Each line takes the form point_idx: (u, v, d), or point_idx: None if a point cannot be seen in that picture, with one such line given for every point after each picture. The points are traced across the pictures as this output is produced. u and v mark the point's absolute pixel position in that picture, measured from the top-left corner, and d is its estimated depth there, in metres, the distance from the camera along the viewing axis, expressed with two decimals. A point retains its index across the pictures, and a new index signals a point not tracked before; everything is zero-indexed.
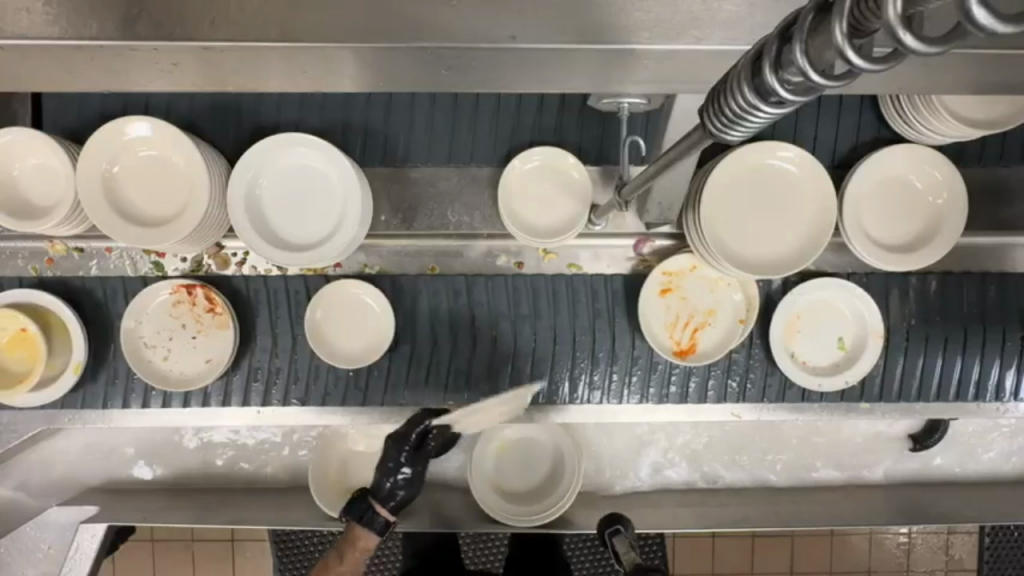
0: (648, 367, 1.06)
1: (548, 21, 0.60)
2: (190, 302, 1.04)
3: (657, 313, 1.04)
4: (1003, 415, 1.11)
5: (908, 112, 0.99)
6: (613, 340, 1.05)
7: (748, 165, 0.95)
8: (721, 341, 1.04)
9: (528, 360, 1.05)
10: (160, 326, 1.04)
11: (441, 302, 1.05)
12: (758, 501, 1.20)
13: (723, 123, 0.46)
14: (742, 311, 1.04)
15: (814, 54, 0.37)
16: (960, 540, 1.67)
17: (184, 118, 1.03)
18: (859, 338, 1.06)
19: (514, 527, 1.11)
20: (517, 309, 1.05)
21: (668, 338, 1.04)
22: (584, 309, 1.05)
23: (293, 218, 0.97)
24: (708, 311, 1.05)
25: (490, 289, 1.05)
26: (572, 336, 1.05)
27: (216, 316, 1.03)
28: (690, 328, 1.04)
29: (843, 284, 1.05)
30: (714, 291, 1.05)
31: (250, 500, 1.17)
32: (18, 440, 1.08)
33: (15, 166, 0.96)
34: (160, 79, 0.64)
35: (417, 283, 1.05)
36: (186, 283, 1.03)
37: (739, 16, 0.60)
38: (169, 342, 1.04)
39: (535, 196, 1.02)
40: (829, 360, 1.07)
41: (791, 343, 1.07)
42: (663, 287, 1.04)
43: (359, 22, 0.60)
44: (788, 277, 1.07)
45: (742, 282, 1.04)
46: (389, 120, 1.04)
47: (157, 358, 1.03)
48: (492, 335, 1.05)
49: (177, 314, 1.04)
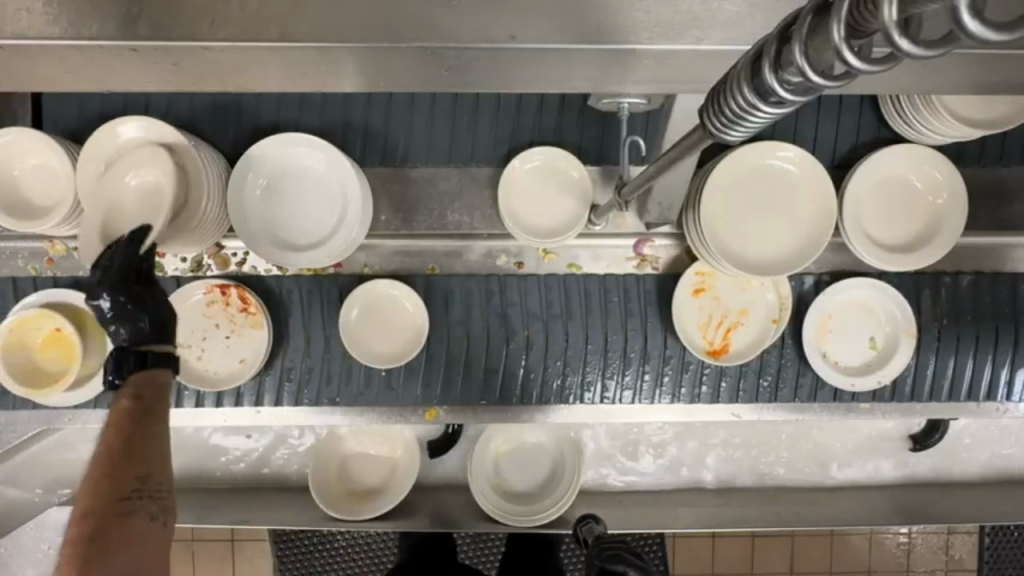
0: (678, 368, 1.06)
1: (549, 21, 0.60)
2: (223, 302, 1.04)
3: (689, 313, 1.05)
4: (1003, 415, 1.10)
5: (908, 112, 0.99)
6: (645, 340, 1.05)
7: (748, 165, 0.95)
8: (755, 340, 1.05)
9: (560, 360, 1.05)
10: (193, 325, 1.04)
11: (474, 302, 1.04)
12: (758, 501, 1.20)
13: (723, 123, 0.46)
14: (776, 310, 1.05)
15: (814, 54, 0.37)
16: (960, 540, 1.66)
17: (184, 118, 1.03)
18: (892, 337, 1.06)
19: (514, 527, 1.10)
20: (550, 310, 1.05)
21: (701, 338, 1.05)
22: (617, 309, 1.05)
23: (293, 219, 0.97)
24: (741, 311, 1.06)
25: (522, 289, 1.05)
26: (604, 336, 1.05)
27: (250, 316, 1.03)
28: (722, 328, 1.05)
29: (875, 285, 1.05)
30: (746, 290, 1.06)
31: (251, 501, 1.17)
32: (19, 440, 1.09)
33: (15, 166, 0.96)
34: (160, 79, 0.64)
35: (450, 282, 1.05)
36: (220, 283, 1.03)
37: (739, 16, 0.60)
38: (203, 342, 1.04)
39: (535, 195, 1.02)
40: (861, 360, 1.08)
41: (822, 343, 1.08)
42: (697, 287, 1.05)
43: (359, 21, 0.60)
44: (820, 276, 1.08)
45: (775, 282, 1.05)
46: (389, 119, 1.04)
47: (191, 358, 1.04)
48: (526, 335, 1.04)
49: (211, 313, 1.04)
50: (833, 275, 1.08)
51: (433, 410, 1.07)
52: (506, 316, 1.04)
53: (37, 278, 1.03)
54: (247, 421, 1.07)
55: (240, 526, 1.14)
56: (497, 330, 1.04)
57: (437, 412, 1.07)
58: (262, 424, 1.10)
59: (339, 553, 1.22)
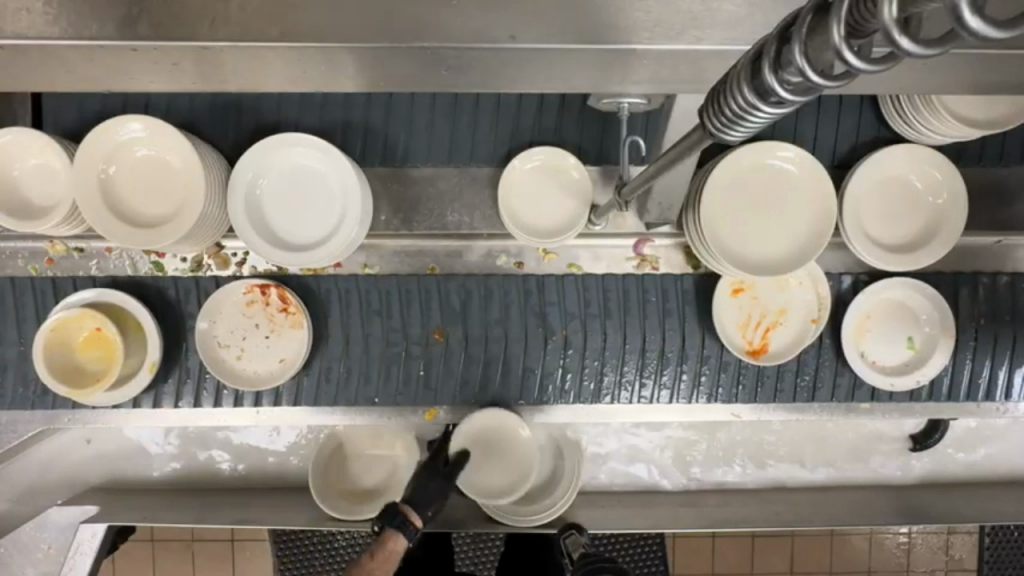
0: (717, 368, 1.06)
1: (548, 21, 0.60)
2: (263, 302, 1.04)
3: (730, 313, 1.04)
4: (1002, 415, 1.11)
5: (908, 112, 0.99)
6: (684, 340, 1.06)
7: (747, 165, 0.96)
8: (794, 339, 1.04)
9: (598, 360, 1.05)
10: (233, 325, 1.04)
11: (513, 304, 1.05)
12: (759, 500, 1.20)
13: (723, 123, 0.46)
14: (814, 310, 1.05)
15: (814, 54, 0.37)
16: (960, 540, 1.67)
17: (184, 118, 1.03)
18: (930, 338, 1.06)
19: (539, 519, 1.11)
20: (588, 310, 1.05)
21: (741, 338, 1.05)
22: (655, 309, 1.05)
23: (294, 219, 0.97)
24: (780, 311, 1.06)
25: (562, 291, 1.05)
26: (643, 336, 1.05)
27: (290, 316, 1.03)
28: (762, 328, 1.05)
29: (914, 284, 1.05)
30: (786, 290, 1.06)
31: (252, 501, 1.18)
32: (18, 440, 1.09)
33: (15, 166, 0.96)
34: (161, 80, 0.64)
35: (489, 281, 1.05)
36: (260, 283, 1.03)
37: (739, 16, 0.60)
38: (242, 342, 1.04)
39: (535, 195, 1.01)
40: (898, 360, 1.08)
41: (860, 343, 1.08)
42: (737, 287, 1.05)
43: (359, 22, 0.60)
44: (858, 276, 1.08)
45: (814, 281, 1.05)
46: (389, 120, 1.04)
47: (231, 357, 1.04)
48: (565, 335, 1.05)
49: (251, 314, 1.04)
50: (871, 275, 1.08)
51: (433, 410, 1.08)
52: (544, 317, 1.05)
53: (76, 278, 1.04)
54: (246, 420, 1.08)
55: (240, 526, 1.14)
56: (536, 330, 1.05)
57: (437, 412, 1.08)
58: (261, 424, 1.11)
59: (338, 553, 1.22)
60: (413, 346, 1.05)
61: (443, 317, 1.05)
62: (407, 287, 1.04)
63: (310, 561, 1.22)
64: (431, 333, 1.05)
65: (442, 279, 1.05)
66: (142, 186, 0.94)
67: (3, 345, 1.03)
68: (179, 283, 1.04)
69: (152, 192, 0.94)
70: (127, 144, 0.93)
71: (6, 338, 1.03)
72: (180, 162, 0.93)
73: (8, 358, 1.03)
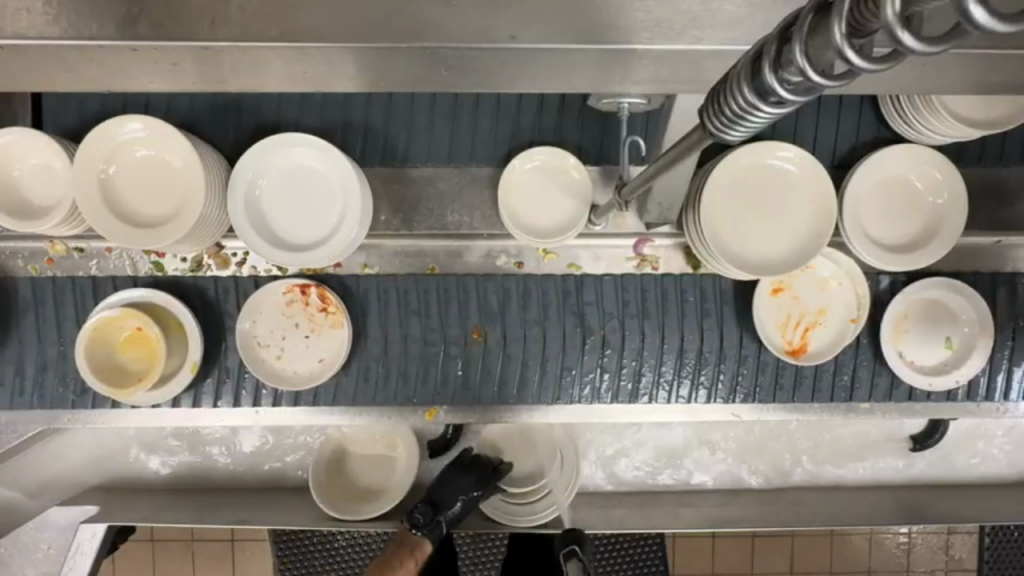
0: (755, 368, 1.07)
1: (548, 21, 0.60)
2: (303, 301, 1.04)
3: (769, 313, 1.05)
4: (1003, 415, 1.11)
5: (908, 112, 0.99)
6: (722, 339, 1.06)
7: (748, 165, 0.96)
8: (835, 340, 1.04)
9: (635, 360, 1.06)
10: (272, 326, 1.04)
11: (551, 302, 1.06)
12: (761, 501, 1.20)
13: (723, 123, 0.46)
14: (854, 309, 1.04)
15: (815, 53, 0.37)
16: (960, 540, 1.67)
17: (184, 117, 1.03)
18: (968, 338, 1.06)
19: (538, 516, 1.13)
20: (625, 309, 1.06)
21: (780, 338, 1.05)
22: (693, 309, 1.06)
23: (296, 219, 0.97)
24: (819, 311, 1.05)
25: (600, 290, 1.06)
26: (680, 336, 1.06)
27: (330, 315, 1.03)
28: (801, 328, 1.05)
29: (947, 283, 1.05)
30: (825, 291, 1.06)
31: (253, 501, 1.17)
32: (19, 440, 1.08)
33: (15, 166, 0.96)
34: (161, 79, 0.64)
35: (528, 281, 1.06)
36: (300, 283, 1.03)
37: (739, 16, 0.60)
38: (282, 342, 1.04)
39: (535, 196, 1.01)
40: (935, 360, 1.08)
41: (897, 343, 1.08)
42: (775, 287, 1.05)
43: (359, 22, 0.60)
44: (896, 276, 1.08)
45: (854, 281, 1.04)
46: (389, 120, 1.04)
47: (271, 357, 1.03)
48: (601, 336, 1.05)
49: (291, 313, 1.04)
50: (907, 275, 1.08)
51: (433, 410, 1.07)
52: (583, 316, 1.05)
53: (116, 278, 1.05)
54: (245, 421, 1.07)
55: (241, 526, 1.14)
56: (574, 330, 1.05)
57: (437, 412, 1.07)
58: (259, 424, 1.10)
59: (339, 553, 1.22)
60: (451, 346, 1.05)
61: (481, 317, 1.05)
62: (445, 287, 1.05)
63: (309, 561, 1.22)
64: (469, 333, 1.05)
65: (479, 278, 1.05)
66: (142, 187, 0.94)
67: (44, 345, 1.05)
68: (218, 283, 1.05)
69: (151, 192, 0.94)
70: (127, 144, 0.93)
71: (45, 338, 1.05)
72: (180, 163, 0.94)
73: (48, 358, 1.05)
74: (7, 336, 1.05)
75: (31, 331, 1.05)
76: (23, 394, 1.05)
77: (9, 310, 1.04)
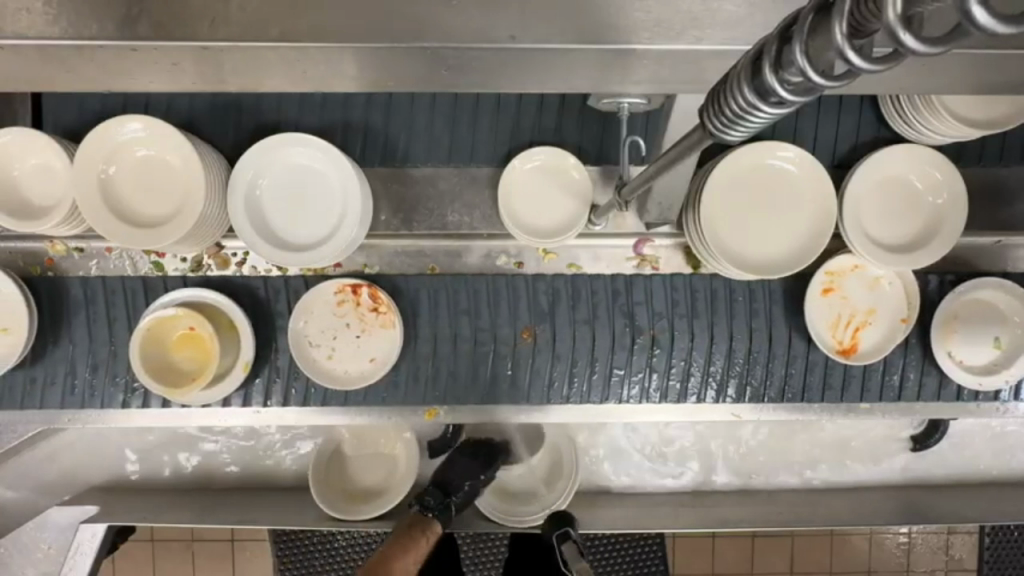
0: (804, 368, 1.06)
1: (548, 20, 0.60)
2: (354, 301, 1.02)
3: (820, 313, 1.04)
4: (1002, 415, 1.11)
5: (908, 112, 0.99)
6: (771, 340, 1.05)
7: (748, 165, 0.95)
8: (885, 339, 1.04)
9: (684, 360, 1.05)
10: (324, 325, 1.02)
11: (600, 302, 1.04)
12: (761, 501, 1.19)
13: (723, 123, 0.46)
14: (903, 310, 1.05)
15: (815, 54, 0.37)
16: (960, 540, 1.67)
17: (183, 117, 1.03)
18: (1018, 339, 1.06)
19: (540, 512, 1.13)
20: (675, 309, 1.04)
21: (831, 338, 1.05)
22: (742, 309, 1.05)
23: (295, 219, 0.97)
24: (869, 310, 1.05)
25: (649, 290, 1.04)
26: (730, 336, 1.05)
27: (381, 316, 1.02)
28: (851, 328, 1.05)
29: (1001, 283, 1.05)
30: (874, 290, 1.06)
31: (253, 501, 1.17)
32: (18, 440, 1.09)
33: (15, 166, 0.96)
34: (161, 79, 0.64)
35: (577, 281, 1.04)
36: (352, 282, 1.02)
37: (739, 16, 0.60)
38: (333, 342, 1.02)
39: (535, 196, 1.01)
40: (985, 360, 1.07)
41: (948, 343, 1.06)
42: (825, 287, 1.05)
43: (358, 21, 0.60)
44: (944, 276, 1.07)
45: (904, 281, 1.05)
46: (389, 119, 1.04)
47: (321, 357, 1.02)
48: (652, 336, 1.04)
49: (342, 313, 1.02)
50: (957, 275, 1.07)
51: (433, 410, 1.07)
52: (633, 316, 1.04)
53: (167, 278, 1.04)
54: (246, 421, 1.07)
55: (240, 526, 1.14)
56: (623, 330, 1.04)
57: (437, 411, 1.07)
58: (260, 424, 1.10)
59: (339, 553, 1.21)
60: (501, 346, 1.04)
61: (532, 317, 1.04)
62: (496, 287, 1.04)
63: (310, 561, 1.22)
64: (519, 333, 1.04)
65: (530, 278, 1.04)
66: (141, 186, 0.94)
67: (94, 345, 1.03)
68: (269, 283, 1.04)
69: (151, 192, 0.94)
70: (128, 143, 0.93)
71: (97, 338, 1.03)
72: (182, 163, 0.93)
73: (100, 358, 1.03)
74: (59, 335, 1.03)
75: (82, 331, 1.03)
76: (74, 393, 1.04)
77: (61, 310, 1.03)
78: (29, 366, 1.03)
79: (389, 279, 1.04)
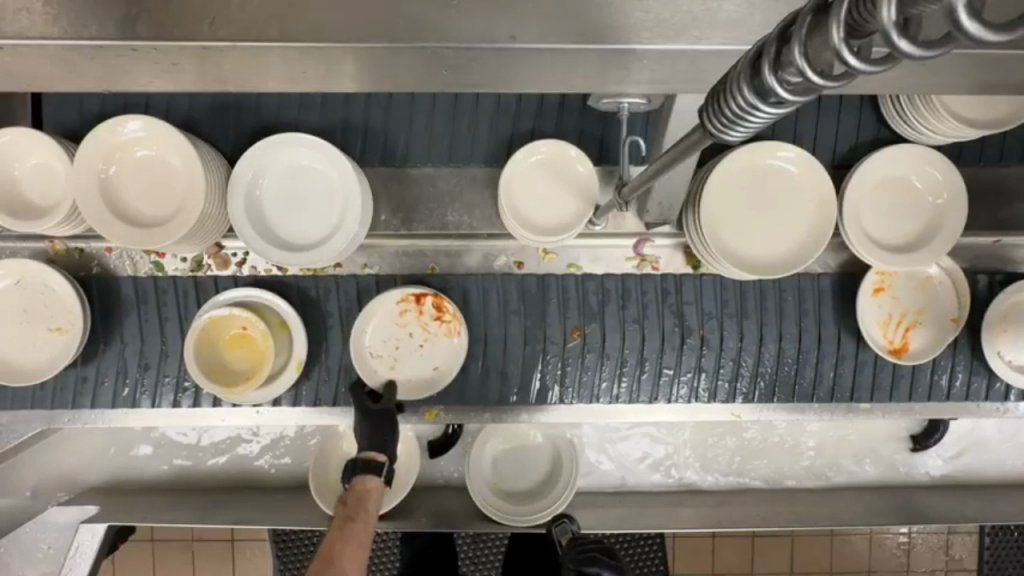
0: (853, 368, 1.06)
1: (549, 20, 0.60)
2: (417, 310, 1.01)
3: (870, 313, 1.05)
4: (1003, 414, 1.11)
5: (908, 111, 0.99)
6: (819, 343, 1.05)
7: (749, 164, 0.95)
8: (937, 338, 1.04)
9: (733, 360, 1.05)
10: (388, 335, 1.02)
11: (650, 304, 1.04)
12: (762, 500, 1.20)
13: (723, 123, 0.46)
14: (955, 309, 1.05)
15: (813, 54, 0.37)
16: (960, 540, 1.67)
17: (183, 117, 1.03)
18: None
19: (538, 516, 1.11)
20: (725, 310, 1.04)
21: (882, 337, 1.05)
22: (792, 309, 1.05)
23: (294, 219, 0.97)
24: (920, 310, 1.06)
25: (699, 289, 1.04)
26: (779, 337, 1.05)
27: (443, 325, 1.02)
28: (902, 328, 1.05)
29: None
30: (925, 290, 1.06)
31: (254, 501, 1.17)
32: (19, 439, 1.09)
33: (15, 166, 0.96)
34: (162, 78, 0.64)
35: (628, 281, 1.04)
36: (416, 291, 1.00)
37: (739, 16, 0.60)
38: (396, 352, 1.02)
39: (535, 195, 1.00)
40: None
41: (998, 343, 1.04)
42: (877, 287, 1.06)
43: (358, 20, 0.60)
44: (993, 277, 1.07)
45: (957, 284, 1.05)
46: (389, 119, 1.04)
47: (383, 367, 1.02)
48: (701, 335, 1.04)
49: (405, 322, 1.02)
50: (1007, 275, 1.07)
51: (433, 410, 1.06)
52: (683, 316, 1.04)
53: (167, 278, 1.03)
54: (247, 420, 1.07)
55: (240, 526, 1.14)
56: (673, 330, 1.04)
57: (437, 412, 1.06)
58: (262, 424, 1.10)
59: None
60: (551, 346, 1.04)
61: (582, 317, 1.04)
62: (527, 288, 1.04)
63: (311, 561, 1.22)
64: (569, 332, 1.04)
65: (579, 279, 1.04)
66: (140, 186, 0.94)
67: (146, 345, 1.03)
68: (321, 283, 1.04)
69: (150, 193, 0.94)
70: (127, 142, 0.93)
71: (149, 339, 1.03)
72: (183, 164, 0.93)
73: (150, 357, 1.03)
74: (110, 337, 1.03)
75: (134, 332, 1.03)
76: (128, 390, 1.04)
77: (114, 309, 1.03)
78: (81, 365, 1.03)
79: (447, 278, 1.04)
